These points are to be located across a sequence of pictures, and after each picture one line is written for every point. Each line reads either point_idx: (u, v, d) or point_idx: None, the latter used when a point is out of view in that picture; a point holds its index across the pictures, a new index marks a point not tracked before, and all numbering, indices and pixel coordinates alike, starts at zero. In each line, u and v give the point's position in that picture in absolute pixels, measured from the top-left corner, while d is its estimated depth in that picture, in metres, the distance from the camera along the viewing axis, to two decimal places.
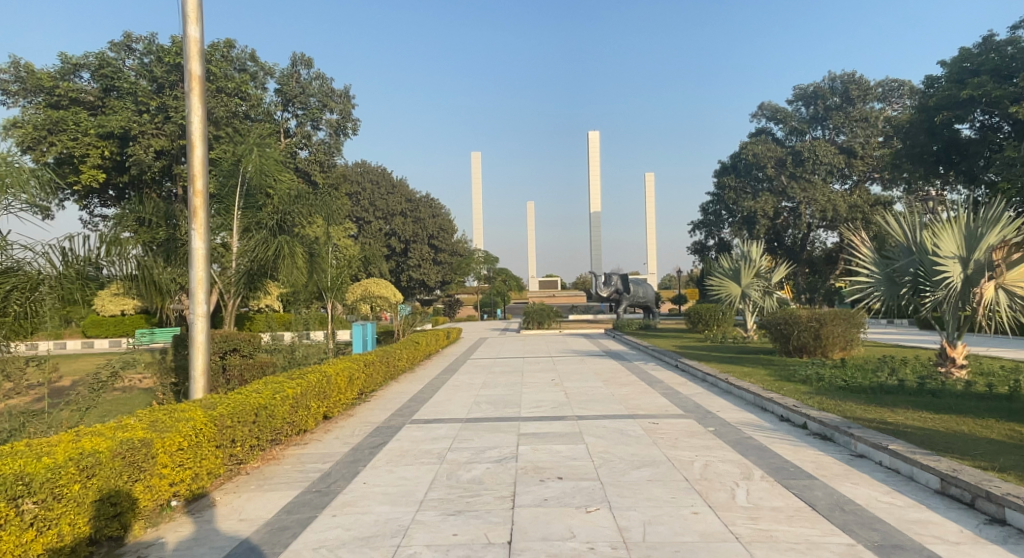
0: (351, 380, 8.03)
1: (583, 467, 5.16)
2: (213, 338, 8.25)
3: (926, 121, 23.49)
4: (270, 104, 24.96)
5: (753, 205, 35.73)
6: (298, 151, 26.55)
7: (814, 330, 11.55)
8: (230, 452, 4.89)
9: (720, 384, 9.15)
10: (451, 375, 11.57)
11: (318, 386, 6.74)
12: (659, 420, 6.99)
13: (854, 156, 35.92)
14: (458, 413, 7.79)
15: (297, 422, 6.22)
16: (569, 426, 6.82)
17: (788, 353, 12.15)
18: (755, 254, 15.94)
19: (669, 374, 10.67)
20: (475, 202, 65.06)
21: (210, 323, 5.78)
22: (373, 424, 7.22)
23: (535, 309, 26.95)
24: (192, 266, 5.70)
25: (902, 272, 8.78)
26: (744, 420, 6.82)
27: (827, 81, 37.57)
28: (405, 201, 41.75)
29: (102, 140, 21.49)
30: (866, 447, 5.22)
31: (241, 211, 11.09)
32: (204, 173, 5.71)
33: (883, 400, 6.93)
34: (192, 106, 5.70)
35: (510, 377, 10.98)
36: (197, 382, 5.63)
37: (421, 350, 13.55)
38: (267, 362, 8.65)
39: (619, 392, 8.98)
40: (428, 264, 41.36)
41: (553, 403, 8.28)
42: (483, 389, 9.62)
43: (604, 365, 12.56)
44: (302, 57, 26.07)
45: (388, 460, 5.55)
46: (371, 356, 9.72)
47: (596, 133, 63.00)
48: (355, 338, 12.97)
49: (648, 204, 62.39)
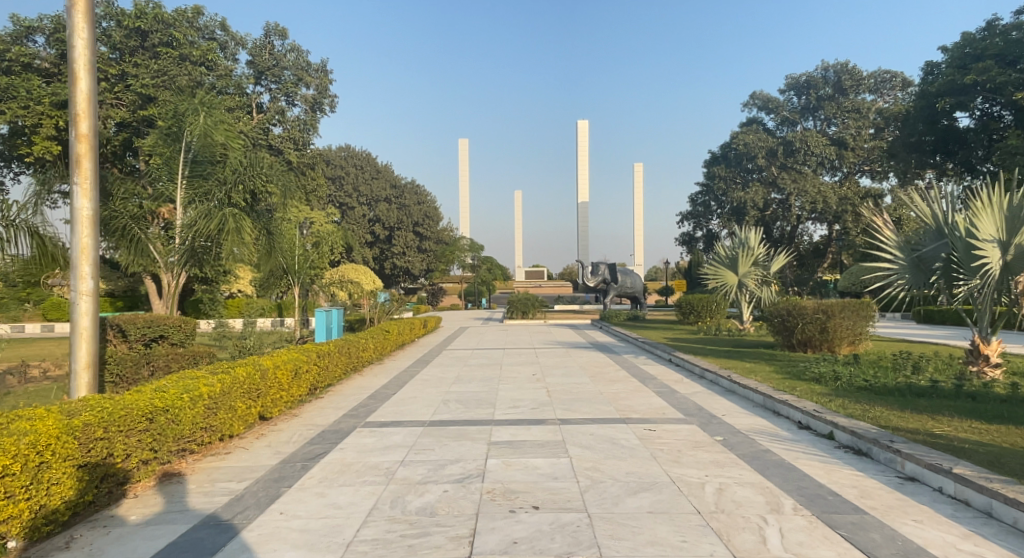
0: (298, 374, 6.89)
1: (566, 492, 4.07)
2: (133, 323, 7.10)
3: (926, 108, 22.55)
4: (241, 77, 23.57)
5: (743, 196, 34.81)
6: (271, 128, 25.15)
7: (821, 323, 10.57)
8: (103, 471, 3.76)
9: (723, 383, 8.10)
10: (422, 368, 10.42)
11: (248, 382, 5.58)
12: (657, 426, 5.93)
13: (845, 147, 34.98)
14: (421, 414, 6.68)
15: (218, 425, 5.10)
16: (549, 434, 5.71)
17: (790, 348, 11.16)
18: (753, 241, 14.89)
19: (663, 370, 9.63)
20: (461, 189, 63.69)
21: (98, 305, 4.59)
22: (317, 428, 6.07)
23: (519, 298, 25.82)
24: (74, 230, 4.51)
25: (930, 259, 7.71)
26: (758, 427, 5.78)
27: (818, 70, 36.59)
28: (390, 186, 40.47)
29: (57, 110, 19.93)
30: (919, 468, 4.18)
31: (186, 180, 10.03)
32: (92, 113, 4.50)
33: (917, 406, 5.91)
34: (74, 23, 4.43)
35: (487, 370, 9.87)
36: (79, 378, 4.46)
37: (391, 340, 12.39)
38: (202, 352, 7.46)
39: (609, 390, 7.89)
40: (412, 252, 40.11)
41: (533, 403, 7.20)
42: (454, 385, 8.50)
43: (590, 358, 11.50)
44: (275, 28, 24.69)
45: (322, 479, 4.41)
46: (328, 345, 8.54)
47: (585, 122, 61.66)
48: (317, 326, 11.73)
49: (635, 195, 61.37)
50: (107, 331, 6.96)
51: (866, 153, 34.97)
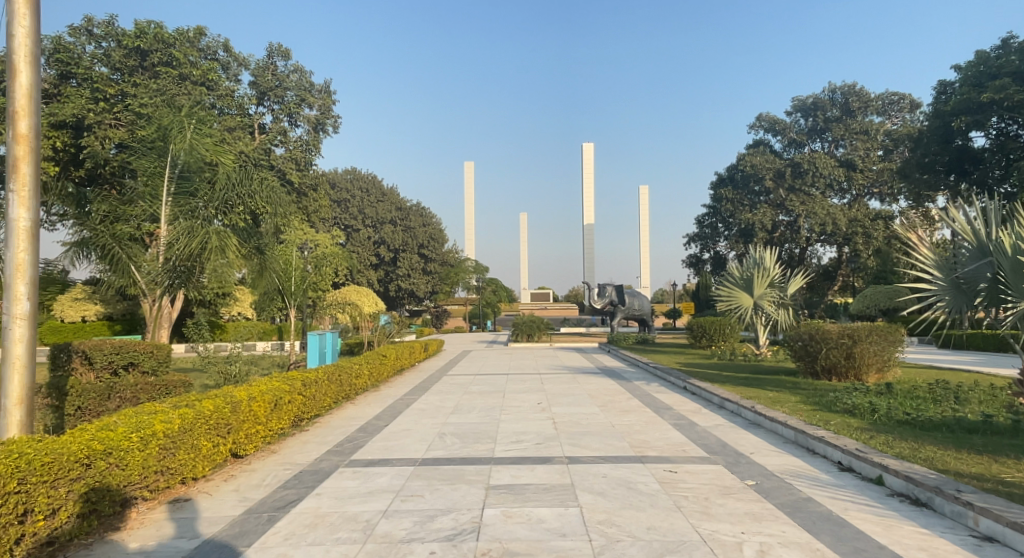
0: (278, 406, 6.24)
1: (576, 554, 3.40)
2: (100, 349, 6.43)
3: (941, 128, 21.96)
4: (243, 97, 23.33)
5: (751, 217, 34.18)
6: (273, 149, 24.83)
7: (846, 348, 9.88)
8: (18, 531, 3.13)
9: (746, 415, 7.41)
10: (419, 396, 9.71)
11: (216, 417, 4.95)
12: (678, 467, 5.24)
13: (853, 169, 34.41)
14: (413, 450, 6.01)
15: (178, 467, 4.44)
16: (556, 476, 5.02)
17: (813, 376, 10.46)
18: (768, 261, 14.16)
19: (678, 399, 8.93)
20: (467, 211, 63.32)
21: (36, 330, 4.01)
22: (296, 467, 5.40)
23: (524, 321, 25.15)
24: (9, 243, 3.94)
25: (973, 280, 7.08)
26: (793, 470, 5.10)
27: (826, 92, 36.19)
28: (395, 209, 40.12)
29: (55, 130, 19.61)
30: (998, 527, 3.51)
31: (171, 198, 9.53)
32: (33, 112, 3.98)
33: (974, 444, 5.23)
34: (13, 9, 3.91)
35: (489, 399, 9.19)
36: (11, 415, 3.85)
37: (388, 365, 11.73)
38: (176, 381, 6.78)
39: (621, 422, 7.21)
40: (417, 274, 39.48)
41: (538, 437, 6.51)
42: (452, 416, 7.81)
43: (599, 385, 10.82)
44: (279, 48, 24.53)
45: (288, 536, 3.74)
46: (317, 372, 7.88)
47: (590, 145, 61.37)
48: (309, 350, 11.05)
49: (640, 217, 60.83)
50: (71, 358, 6.31)
51: (875, 174, 34.33)
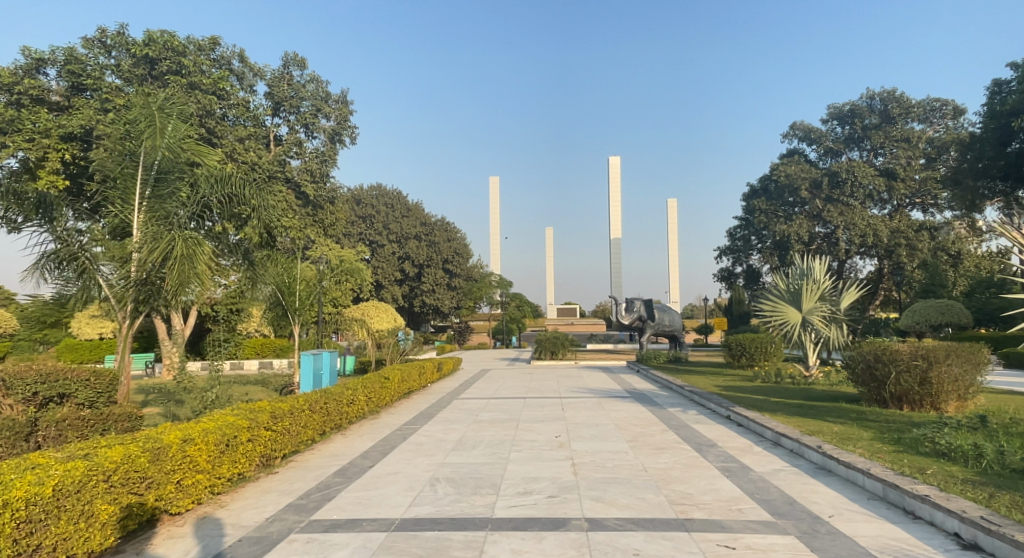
0: (229, 448, 5.05)
1: None
2: (27, 379, 5.96)
3: (999, 129, 19.70)
4: (258, 108, 22.62)
5: (786, 228, 32.33)
6: (288, 161, 24.00)
7: (920, 373, 8.45)
8: None
9: (811, 456, 6.04)
10: (421, 426, 8.49)
11: (123, 471, 3.79)
12: (737, 538, 3.93)
13: (894, 178, 32.33)
14: (394, 506, 4.79)
15: (58, 543, 3.30)
16: (571, 550, 3.77)
17: (880, 403, 9.01)
18: (818, 272, 12.72)
19: (723, 433, 7.56)
20: (493, 226, 62.04)
21: None
22: (237, 532, 4.21)
23: (548, 338, 23.84)
24: None
25: None
26: (897, 548, 3.76)
27: (864, 99, 34.39)
28: (420, 224, 39.19)
29: (65, 143, 18.99)
30: None
31: (145, 201, 8.42)
32: None
33: None
34: None
35: (499, 431, 7.92)
36: None
37: (392, 388, 10.54)
38: (124, 415, 5.66)
39: (655, 465, 5.87)
40: (442, 289, 38.40)
41: (555, 487, 5.24)
42: (453, 454, 6.58)
43: (627, 412, 9.49)
44: (294, 57, 23.88)
45: None
46: (293, 401, 6.70)
47: (617, 158, 59.98)
48: (303, 372, 9.99)
49: (669, 231, 59.15)
50: None
51: (917, 184, 32.21)
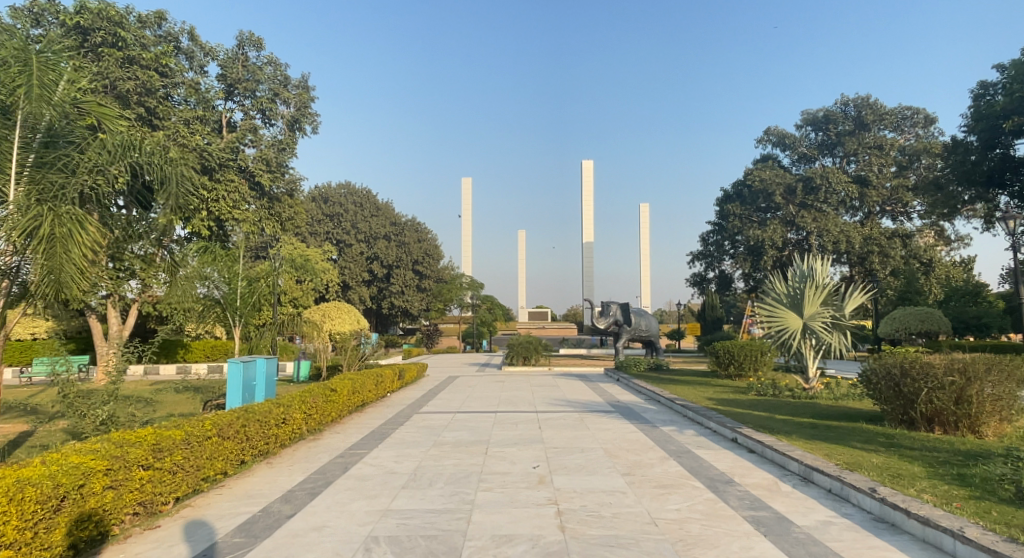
0: (66, 504, 3.54)
1: None
2: None
3: (986, 131, 18.40)
4: (209, 91, 20.79)
5: (761, 234, 31.43)
6: (242, 149, 22.07)
7: (956, 392, 7.25)
8: None
9: (863, 503, 4.66)
10: (368, 451, 6.97)
11: None
12: None
13: (867, 185, 31.63)
14: None
15: None
16: None
17: (906, 424, 7.81)
18: (820, 273, 11.54)
19: (736, 464, 6.21)
20: (466, 228, 60.41)
21: None
22: None
23: (520, 343, 22.36)
24: None
25: None
26: None
27: (839, 104, 33.75)
28: (390, 223, 37.44)
29: None
30: None
31: (24, 171, 6.57)
32: None
33: None
34: None
35: (464, 460, 6.44)
36: None
37: (340, 402, 9.00)
38: None
39: (666, 516, 4.46)
40: (411, 291, 36.76)
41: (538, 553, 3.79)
42: (403, 496, 5.09)
43: (614, 432, 8.10)
44: (249, 37, 22.07)
45: None
46: (192, 424, 5.17)
47: (590, 162, 58.92)
48: (229, 382, 8.35)
49: (643, 237, 58.39)
50: None
51: (888, 192, 31.65)
